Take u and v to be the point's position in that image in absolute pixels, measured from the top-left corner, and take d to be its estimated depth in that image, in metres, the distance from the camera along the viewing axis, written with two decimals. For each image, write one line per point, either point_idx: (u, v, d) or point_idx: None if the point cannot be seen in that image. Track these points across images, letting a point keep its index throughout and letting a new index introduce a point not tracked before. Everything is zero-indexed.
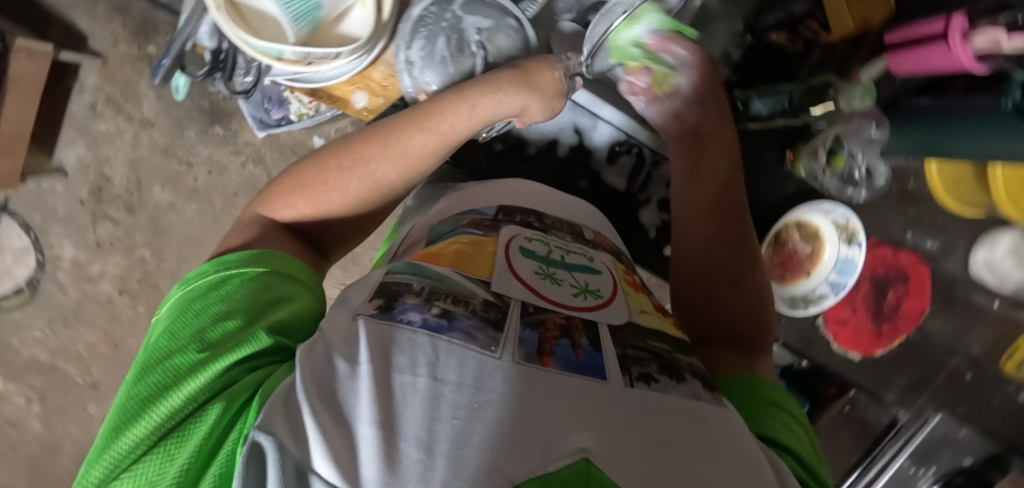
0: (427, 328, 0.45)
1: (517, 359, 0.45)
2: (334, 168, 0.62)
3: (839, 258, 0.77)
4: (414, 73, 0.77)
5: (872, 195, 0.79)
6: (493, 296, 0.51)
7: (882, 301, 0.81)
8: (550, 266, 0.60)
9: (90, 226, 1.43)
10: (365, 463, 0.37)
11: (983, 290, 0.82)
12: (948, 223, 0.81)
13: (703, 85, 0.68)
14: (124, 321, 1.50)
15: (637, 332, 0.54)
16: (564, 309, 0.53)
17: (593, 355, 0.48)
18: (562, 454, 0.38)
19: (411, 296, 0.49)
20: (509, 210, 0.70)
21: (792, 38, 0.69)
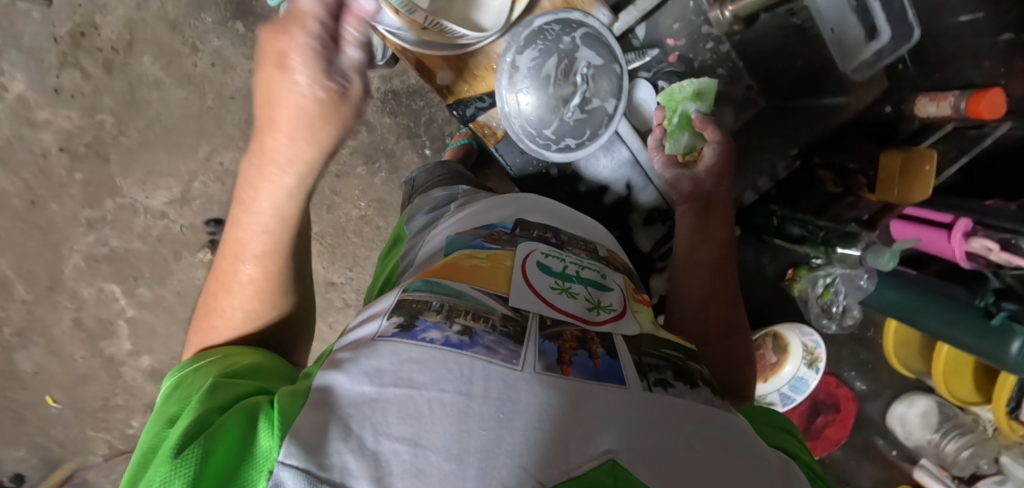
0: (449, 346, 0.40)
1: (539, 369, 0.40)
2: (211, 291, 0.57)
3: (796, 376, 0.86)
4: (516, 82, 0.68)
5: (840, 329, 0.89)
6: (512, 310, 0.46)
7: (813, 421, 0.91)
8: (565, 280, 0.54)
9: (55, 69, 1.22)
10: (393, 475, 0.33)
11: (888, 438, 0.94)
12: (884, 373, 0.92)
13: (722, 160, 0.73)
14: (51, 182, 1.28)
15: (652, 341, 0.50)
16: (587, 324, 0.48)
17: (612, 363, 0.43)
18: (587, 454, 0.35)
19: (431, 314, 0.44)
20: (527, 225, 0.63)
21: (838, 181, 0.81)
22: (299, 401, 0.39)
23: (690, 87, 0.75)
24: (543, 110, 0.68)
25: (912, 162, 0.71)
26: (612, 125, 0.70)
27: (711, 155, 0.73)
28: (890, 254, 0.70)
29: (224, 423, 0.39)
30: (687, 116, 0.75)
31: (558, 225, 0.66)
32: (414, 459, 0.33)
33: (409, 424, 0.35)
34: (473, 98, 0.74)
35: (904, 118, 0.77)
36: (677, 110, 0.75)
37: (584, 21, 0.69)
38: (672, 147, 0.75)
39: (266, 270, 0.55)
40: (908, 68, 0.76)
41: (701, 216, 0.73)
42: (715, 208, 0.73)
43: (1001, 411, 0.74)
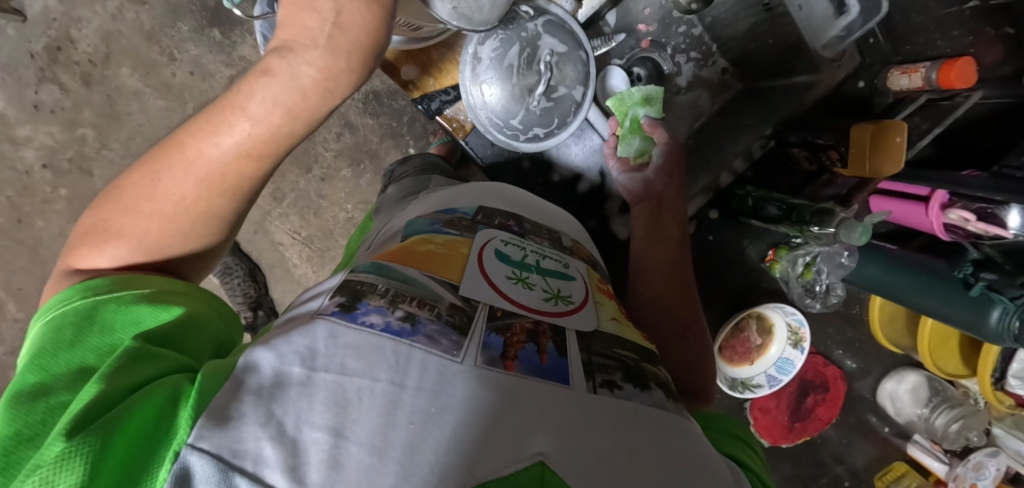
0: (389, 332, 0.41)
1: (480, 363, 0.41)
2: (161, 166, 0.49)
3: (782, 357, 0.86)
4: (478, 71, 0.67)
5: (824, 308, 0.89)
6: (462, 300, 0.46)
7: (801, 402, 0.91)
8: (524, 270, 0.54)
9: (33, 84, 1.22)
10: (311, 466, 0.34)
11: (880, 414, 0.92)
12: (872, 350, 0.91)
13: (673, 160, 0.74)
14: (35, 199, 1.28)
15: (605, 340, 0.50)
16: (534, 314, 0.48)
17: (560, 360, 0.45)
18: (516, 457, 0.37)
19: (375, 297, 0.45)
20: (489, 212, 0.63)
21: (812, 158, 0.80)
22: (215, 384, 0.38)
23: (640, 92, 0.73)
24: (506, 92, 0.67)
25: (882, 135, 0.69)
26: (581, 112, 0.70)
27: (659, 158, 0.73)
28: (862, 229, 0.70)
29: (143, 397, 0.38)
30: (637, 120, 0.74)
31: (522, 212, 0.66)
32: (334, 449, 0.34)
33: (335, 412, 0.36)
34: (437, 92, 0.74)
35: (878, 92, 0.78)
36: (628, 114, 0.73)
37: (546, 9, 0.69)
38: (624, 150, 0.74)
39: (228, 185, 0.49)
40: (879, 42, 0.77)
41: (654, 217, 0.73)
42: (665, 209, 0.73)
43: (985, 382, 0.73)
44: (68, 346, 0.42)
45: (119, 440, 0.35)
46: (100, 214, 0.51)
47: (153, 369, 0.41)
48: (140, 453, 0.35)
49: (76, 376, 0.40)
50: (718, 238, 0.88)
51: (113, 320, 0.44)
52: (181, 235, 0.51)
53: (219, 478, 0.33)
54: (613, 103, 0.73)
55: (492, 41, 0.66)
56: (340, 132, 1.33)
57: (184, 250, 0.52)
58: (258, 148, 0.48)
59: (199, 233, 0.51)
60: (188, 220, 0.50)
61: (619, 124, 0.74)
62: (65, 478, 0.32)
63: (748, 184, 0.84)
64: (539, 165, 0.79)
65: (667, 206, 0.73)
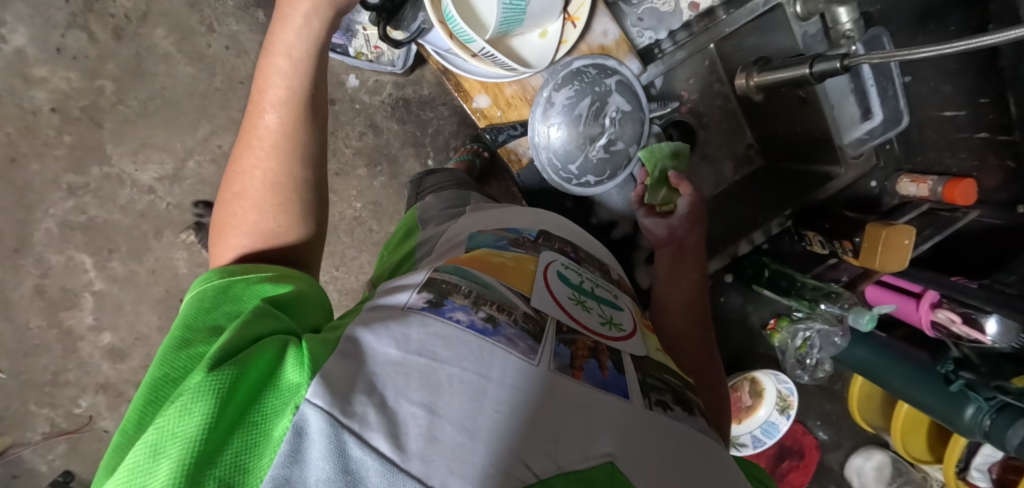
0: (473, 329, 0.43)
1: (552, 368, 0.43)
2: (238, 156, 0.56)
3: (768, 420, 0.91)
4: (549, 113, 0.72)
5: (812, 380, 0.95)
6: (533, 310, 0.49)
7: (778, 466, 0.96)
8: (582, 293, 0.58)
9: (61, 28, 1.18)
10: (409, 435, 0.36)
11: (843, 487, 0.99)
12: (846, 426, 0.98)
13: (694, 210, 0.75)
14: (36, 140, 1.22)
15: (655, 365, 0.54)
16: (596, 334, 0.52)
17: (618, 377, 0.47)
18: (588, 455, 0.39)
19: (460, 297, 0.47)
20: (549, 236, 0.67)
21: (825, 243, 0.83)
22: (329, 354, 0.41)
23: (668, 148, 0.76)
24: (573, 138, 0.72)
25: (895, 236, 0.73)
26: (630, 167, 0.76)
27: (684, 207, 0.75)
28: (869, 317, 0.79)
29: (264, 351, 0.40)
30: (664, 173, 0.76)
31: (575, 241, 0.70)
32: (429, 425, 0.37)
33: (428, 391, 0.38)
34: (505, 126, 0.77)
35: (886, 194, 0.85)
36: (656, 166, 0.76)
37: (618, 69, 0.73)
38: (650, 198, 0.77)
39: (288, 126, 0.56)
40: (894, 148, 0.84)
41: (676, 260, 0.74)
42: (688, 250, 0.74)
43: (949, 469, 0.80)
44: (206, 311, 0.45)
45: (248, 385, 0.37)
46: (218, 222, 0.57)
47: (271, 331, 0.43)
48: (255, 403, 0.37)
49: (210, 331, 0.43)
50: (727, 299, 0.93)
51: (235, 288, 0.47)
52: (273, 191, 0.55)
53: (328, 433, 0.35)
54: (642, 152, 0.76)
55: (565, 90, 0.71)
56: (364, 131, 1.35)
57: (279, 215, 0.55)
58: (294, 70, 0.57)
59: (282, 201, 0.55)
60: (270, 186, 0.55)
61: (647, 170, 0.77)
62: (198, 406, 0.35)
63: (763, 255, 0.89)
64: (581, 207, 0.83)
65: (690, 253, 0.74)
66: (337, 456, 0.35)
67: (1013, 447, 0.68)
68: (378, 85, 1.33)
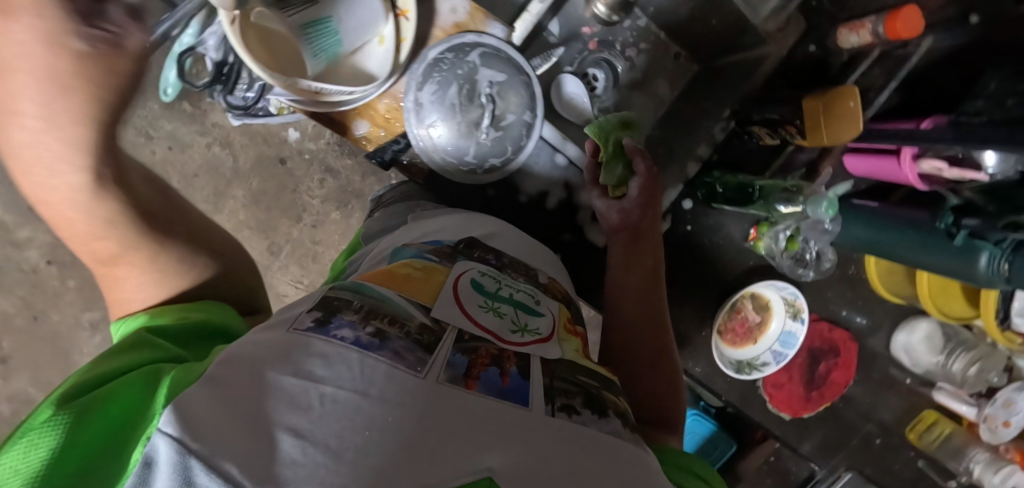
0: (357, 344, 0.38)
1: (443, 379, 0.38)
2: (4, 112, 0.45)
3: (783, 331, 0.85)
4: (421, 115, 0.68)
5: (820, 276, 0.85)
6: (432, 320, 0.44)
7: (814, 371, 0.89)
8: (496, 299, 0.53)
9: (19, 188, 1.14)
10: (267, 458, 0.29)
11: (898, 366, 0.94)
12: (877, 306, 0.91)
13: (646, 192, 0.68)
14: (46, 294, 1.22)
15: (568, 366, 0.50)
16: (502, 342, 0.46)
17: (522, 382, 0.42)
18: (464, 472, 0.32)
19: (349, 313, 0.42)
20: (470, 243, 0.62)
21: (771, 134, 0.76)
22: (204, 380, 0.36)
23: (619, 118, 0.68)
24: (453, 131, 0.68)
25: (835, 102, 0.65)
26: (533, 133, 0.71)
27: (636, 190, 0.67)
28: (827, 204, 0.71)
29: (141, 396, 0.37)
30: (620, 144, 0.67)
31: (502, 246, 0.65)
32: (291, 446, 0.30)
33: (294, 412, 0.32)
34: (389, 142, 0.74)
35: (831, 53, 0.76)
36: (609, 138, 0.66)
37: (479, 41, 0.68)
38: (607, 178, 0.67)
39: (68, 132, 0.45)
40: (821, 4, 0.76)
41: (631, 248, 0.69)
42: (644, 235, 0.69)
43: (989, 323, 0.72)
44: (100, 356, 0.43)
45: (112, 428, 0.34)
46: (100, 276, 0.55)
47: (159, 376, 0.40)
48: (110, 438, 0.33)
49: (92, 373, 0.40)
50: (697, 225, 0.82)
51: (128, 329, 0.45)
52: (116, 236, 0.52)
53: (175, 463, 0.28)
54: (590, 128, 0.67)
55: (426, 88, 0.67)
56: (323, 178, 1.27)
57: (153, 262, 0.54)
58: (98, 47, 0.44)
59: (139, 235, 0.53)
60: (78, 153, 0.47)
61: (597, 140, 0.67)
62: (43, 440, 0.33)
63: (716, 170, 0.81)
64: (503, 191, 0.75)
65: (643, 236, 0.69)
66: (180, 482, 0.28)
67: None
68: (319, 128, 1.27)
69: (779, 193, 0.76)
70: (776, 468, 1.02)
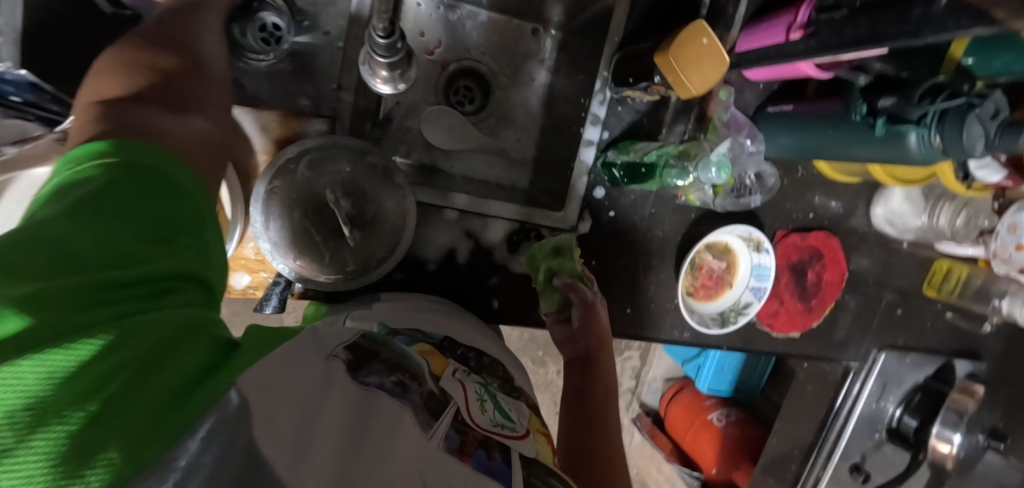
0: (387, 392, 0.39)
1: (441, 445, 0.37)
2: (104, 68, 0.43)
3: (754, 265, 0.79)
4: (280, 256, 0.62)
5: (768, 195, 0.79)
6: (440, 391, 0.45)
7: (804, 282, 0.84)
8: (485, 392, 0.51)
9: None
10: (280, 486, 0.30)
11: (890, 235, 0.88)
12: (844, 191, 0.84)
13: (591, 323, 0.69)
14: None
15: (546, 467, 0.44)
16: (480, 427, 0.43)
17: (509, 469, 0.39)
18: None
19: (379, 362, 0.43)
20: (453, 341, 0.60)
21: (647, 92, 0.70)
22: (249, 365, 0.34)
23: (550, 244, 0.69)
24: (322, 249, 0.65)
25: (687, 46, 0.60)
26: (407, 210, 0.67)
27: (577, 319, 0.68)
28: (716, 168, 0.67)
29: (176, 365, 0.31)
30: (551, 276, 0.68)
31: (463, 339, 0.62)
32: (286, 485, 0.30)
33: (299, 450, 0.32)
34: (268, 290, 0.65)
35: None
36: (540, 268, 0.68)
37: (301, 150, 0.62)
38: (546, 306, 0.69)
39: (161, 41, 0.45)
40: None
41: (585, 373, 0.68)
42: (595, 361, 0.68)
43: (948, 180, 0.66)
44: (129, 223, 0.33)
45: (191, 400, 0.30)
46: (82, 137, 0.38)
47: (196, 329, 0.33)
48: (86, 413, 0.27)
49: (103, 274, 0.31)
50: (620, 207, 0.76)
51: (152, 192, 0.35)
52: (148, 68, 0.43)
53: None
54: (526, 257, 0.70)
55: (270, 225, 0.62)
56: None
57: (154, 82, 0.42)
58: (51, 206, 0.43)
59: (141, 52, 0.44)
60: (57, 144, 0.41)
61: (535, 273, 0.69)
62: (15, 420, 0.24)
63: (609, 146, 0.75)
64: (410, 269, 0.71)
65: (599, 363, 0.68)
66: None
67: (980, 152, 0.52)
68: None
69: (671, 162, 0.70)
70: (814, 372, 0.98)
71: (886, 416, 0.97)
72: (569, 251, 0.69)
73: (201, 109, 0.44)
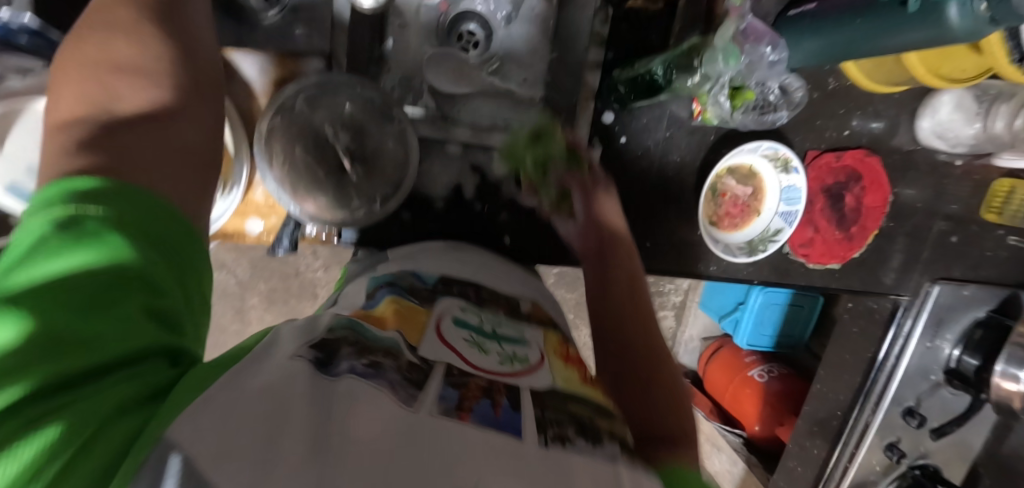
0: (356, 377, 0.32)
1: (435, 413, 0.30)
2: (69, 72, 0.36)
3: (783, 188, 0.74)
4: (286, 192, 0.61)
5: (796, 111, 0.73)
6: (421, 358, 0.36)
7: (842, 207, 0.78)
8: (484, 332, 0.44)
9: None
10: None
11: (941, 152, 0.80)
12: (884, 104, 0.77)
13: (597, 212, 0.64)
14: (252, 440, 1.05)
15: (558, 396, 0.38)
16: (484, 373, 0.37)
17: (517, 415, 0.33)
18: None
19: (344, 348, 0.35)
20: (448, 282, 0.53)
21: None
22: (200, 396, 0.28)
23: (527, 131, 0.65)
24: (326, 185, 0.63)
25: None
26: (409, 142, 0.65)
27: (581, 212, 0.65)
28: (727, 55, 0.63)
29: (121, 428, 0.26)
30: (541, 169, 0.65)
31: (475, 275, 0.56)
32: None
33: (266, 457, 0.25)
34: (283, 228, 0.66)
35: None
36: (525, 161, 0.65)
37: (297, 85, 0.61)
38: (545, 199, 0.67)
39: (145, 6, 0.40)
40: None
41: (602, 265, 0.61)
42: (613, 251, 0.62)
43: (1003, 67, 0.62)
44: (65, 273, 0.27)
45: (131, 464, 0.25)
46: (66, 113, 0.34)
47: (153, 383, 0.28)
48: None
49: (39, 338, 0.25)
50: (632, 133, 0.71)
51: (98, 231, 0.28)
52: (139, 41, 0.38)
53: None
54: (505, 154, 0.67)
55: (273, 160, 0.61)
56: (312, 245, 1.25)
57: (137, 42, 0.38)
58: None
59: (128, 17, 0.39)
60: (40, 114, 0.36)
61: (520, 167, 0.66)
62: None
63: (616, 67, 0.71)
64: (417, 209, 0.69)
65: (616, 251, 0.62)
66: None
67: None
68: None
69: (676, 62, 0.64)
70: (861, 312, 0.90)
71: (941, 357, 0.90)
72: (547, 129, 0.65)
73: (201, 95, 0.40)
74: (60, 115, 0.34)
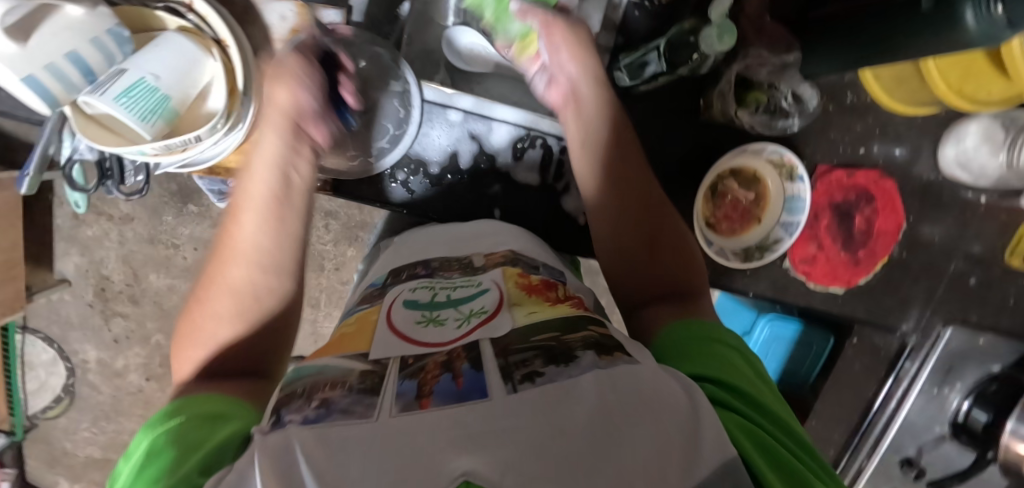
0: (308, 421, 0.33)
1: (395, 411, 0.33)
2: (187, 337, 0.53)
3: (787, 197, 0.71)
4: None
5: (808, 121, 0.71)
6: (372, 362, 0.40)
7: (850, 227, 0.75)
8: (435, 308, 0.49)
9: (104, 325, 1.13)
10: None
11: (965, 185, 0.76)
12: (906, 128, 0.74)
13: (578, 57, 0.60)
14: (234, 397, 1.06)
15: (520, 334, 0.41)
16: (443, 346, 0.41)
17: (477, 375, 0.36)
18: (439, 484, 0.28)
19: (294, 401, 0.36)
20: (397, 271, 0.58)
21: None
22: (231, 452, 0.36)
23: None
24: None
25: None
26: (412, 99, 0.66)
27: (560, 60, 0.61)
28: (723, 31, 0.60)
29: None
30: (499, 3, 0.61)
31: (438, 252, 0.61)
32: None
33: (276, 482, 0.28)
34: None
35: None
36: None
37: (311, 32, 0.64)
38: (504, 41, 0.64)
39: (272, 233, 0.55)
40: None
41: (581, 123, 0.62)
42: (594, 101, 0.61)
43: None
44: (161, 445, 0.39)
45: None
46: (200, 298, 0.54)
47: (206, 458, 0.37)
48: None
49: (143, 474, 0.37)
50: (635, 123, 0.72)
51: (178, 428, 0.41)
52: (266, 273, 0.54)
53: None
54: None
55: None
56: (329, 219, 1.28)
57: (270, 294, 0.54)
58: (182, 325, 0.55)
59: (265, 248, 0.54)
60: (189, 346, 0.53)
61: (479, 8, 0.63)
62: None
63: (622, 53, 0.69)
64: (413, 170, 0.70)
65: (593, 105, 0.61)
66: None
67: None
68: None
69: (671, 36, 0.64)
70: (865, 349, 0.83)
71: (949, 409, 0.83)
72: None
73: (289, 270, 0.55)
74: (215, 321, 0.52)
